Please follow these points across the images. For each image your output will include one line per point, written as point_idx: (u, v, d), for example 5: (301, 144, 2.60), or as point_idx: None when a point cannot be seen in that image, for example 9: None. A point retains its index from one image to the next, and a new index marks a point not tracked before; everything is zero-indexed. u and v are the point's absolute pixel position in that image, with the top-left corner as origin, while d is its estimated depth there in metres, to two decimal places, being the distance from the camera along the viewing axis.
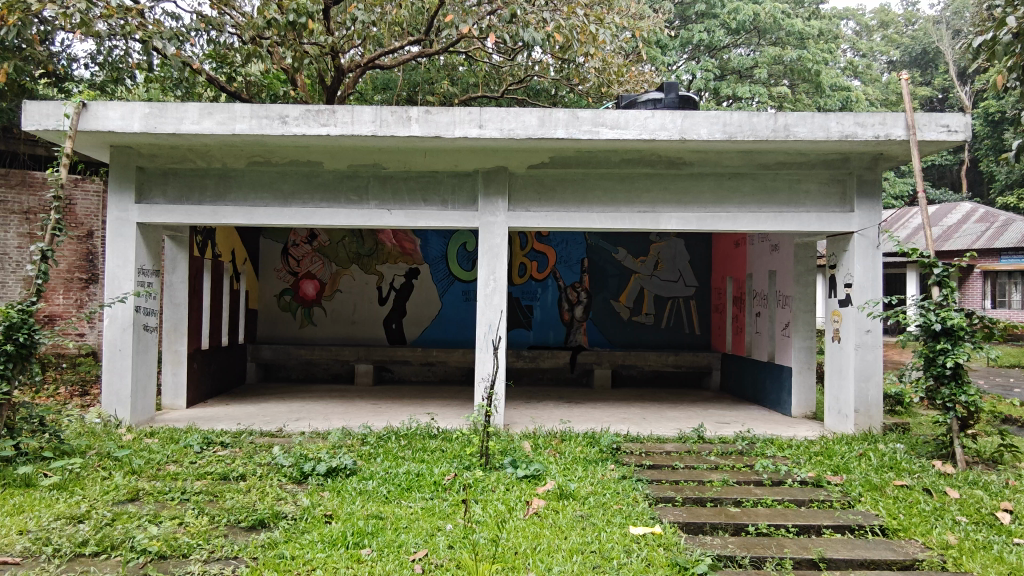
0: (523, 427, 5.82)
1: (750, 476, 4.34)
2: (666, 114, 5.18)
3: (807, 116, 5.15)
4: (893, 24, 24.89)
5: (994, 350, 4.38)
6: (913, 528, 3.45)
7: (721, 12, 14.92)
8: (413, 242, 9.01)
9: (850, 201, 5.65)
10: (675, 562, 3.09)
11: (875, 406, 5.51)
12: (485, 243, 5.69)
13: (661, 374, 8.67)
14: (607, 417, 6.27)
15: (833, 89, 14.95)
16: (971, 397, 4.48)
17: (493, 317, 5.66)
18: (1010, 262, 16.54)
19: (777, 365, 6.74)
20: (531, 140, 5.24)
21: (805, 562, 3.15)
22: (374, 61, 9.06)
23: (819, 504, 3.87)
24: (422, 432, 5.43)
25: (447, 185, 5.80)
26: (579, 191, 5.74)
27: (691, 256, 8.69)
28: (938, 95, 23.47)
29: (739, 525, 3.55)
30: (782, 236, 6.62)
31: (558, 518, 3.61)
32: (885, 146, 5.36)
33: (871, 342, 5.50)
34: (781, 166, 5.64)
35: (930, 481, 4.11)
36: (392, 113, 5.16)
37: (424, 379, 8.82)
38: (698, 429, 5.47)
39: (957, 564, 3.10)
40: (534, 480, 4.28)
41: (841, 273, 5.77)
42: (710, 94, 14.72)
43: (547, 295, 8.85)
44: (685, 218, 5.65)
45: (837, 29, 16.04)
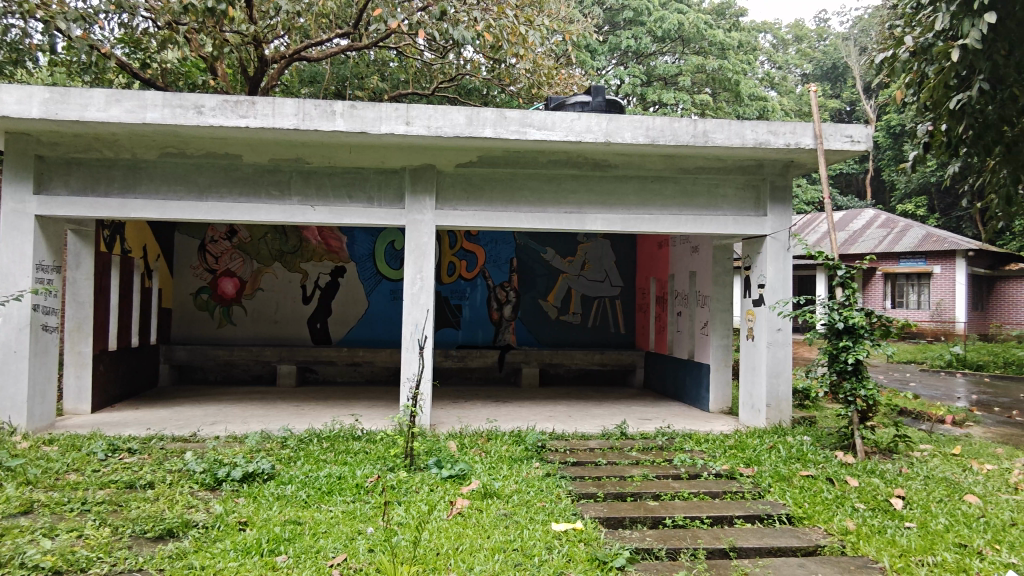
0: (449, 427, 5.78)
1: (668, 471, 4.47)
2: (592, 117, 5.26)
3: (724, 123, 5.36)
4: (806, 39, 26.34)
5: (891, 348, 4.68)
6: (817, 516, 3.64)
7: (648, 20, 15.38)
8: (339, 240, 8.79)
9: (763, 206, 5.93)
10: (595, 558, 3.14)
11: (785, 401, 5.81)
12: (412, 242, 5.61)
13: (586, 373, 8.81)
14: (533, 416, 6.32)
15: (752, 98, 15.62)
16: (870, 390, 4.78)
17: (419, 316, 5.60)
18: (909, 266, 17.80)
19: (696, 363, 6.99)
20: (458, 139, 5.21)
21: (717, 552, 3.26)
22: (300, 53, 8.82)
23: (731, 495, 4.03)
24: (345, 434, 5.33)
25: (373, 182, 5.68)
26: (507, 191, 5.75)
27: (617, 257, 8.89)
28: (846, 107, 25.08)
29: (657, 518, 3.65)
30: (701, 238, 6.86)
31: (481, 517, 3.61)
32: (795, 154, 5.64)
33: (782, 339, 5.79)
34: (701, 170, 5.84)
35: (832, 471, 4.35)
36: (317, 107, 5.02)
37: (350, 380, 8.64)
38: (621, 426, 5.59)
39: (855, 548, 3.27)
40: (459, 480, 4.27)
41: (755, 274, 6.04)
42: (637, 99, 15.25)
43: (475, 295, 8.84)
44: (610, 219, 5.77)
45: (755, 41, 16.79)
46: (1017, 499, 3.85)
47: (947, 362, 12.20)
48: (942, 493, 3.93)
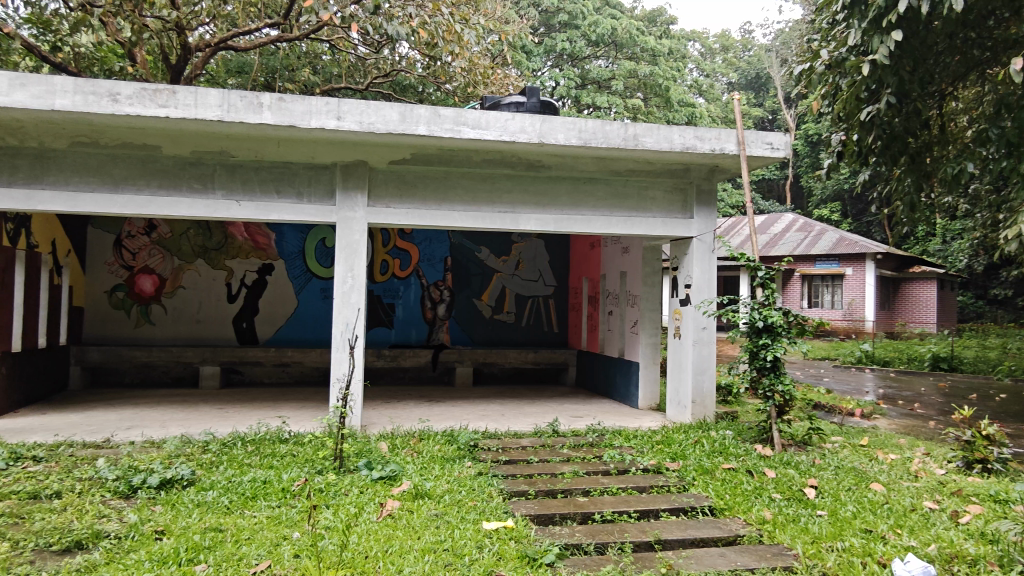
0: (380, 427, 5.71)
1: (598, 467, 4.56)
2: (525, 117, 5.30)
3: (653, 127, 5.51)
4: (732, 49, 27.44)
5: (806, 345, 4.94)
6: (737, 507, 3.80)
7: (582, 23, 15.66)
8: (266, 237, 8.50)
9: (690, 209, 6.14)
10: (525, 555, 3.17)
11: (709, 397, 6.02)
12: (343, 240, 5.49)
13: (520, 372, 8.87)
14: (466, 415, 6.32)
15: (681, 104, 16.13)
16: (786, 386, 5.02)
17: (350, 316, 5.49)
18: (824, 267, 18.80)
19: (626, 361, 7.15)
20: (391, 135, 5.14)
21: (643, 545, 3.34)
22: (226, 42, 8.47)
23: (658, 489, 4.15)
24: (271, 437, 5.16)
25: (303, 178, 5.52)
26: (441, 190, 5.71)
27: (551, 256, 8.99)
28: (768, 116, 26.33)
29: (586, 513, 3.71)
30: (631, 239, 7.04)
31: (412, 518, 3.57)
32: (720, 159, 5.86)
33: (707, 337, 6.00)
34: (631, 173, 5.98)
35: (752, 464, 4.54)
36: (243, 98, 4.84)
37: (278, 381, 8.38)
38: (553, 424, 5.67)
39: (771, 536, 3.42)
40: (390, 481, 4.22)
41: (682, 275, 6.24)
42: (572, 102, 15.53)
43: (409, 294, 8.75)
44: (543, 219, 5.83)
45: (684, 49, 17.32)
46: (916, 485, 4.13)
47: (857, 358, 12.99)
48: (851, 482, 4.17)
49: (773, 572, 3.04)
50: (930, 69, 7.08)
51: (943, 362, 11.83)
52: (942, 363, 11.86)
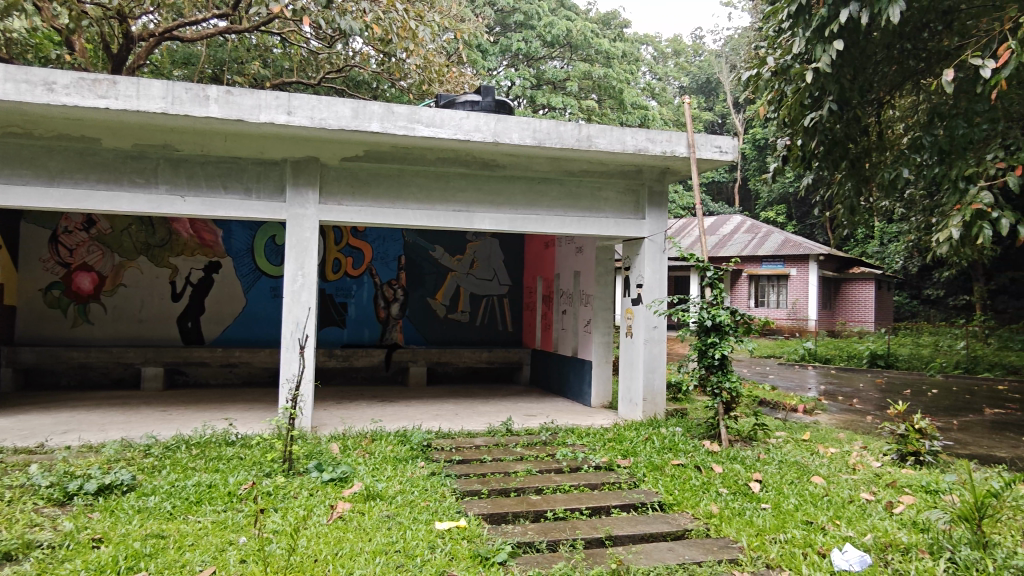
0: (331, 428, 5.61)
1: (551, 464, 4.59)
2: (480, 116, 5.30)
3: (607, 128, 5.58)
4: (684, 54, 28.02)
5: (752, 343, 5.08)
6: (685, 502, 3.88)
7: (538, 24, 15.76)
8: (213, 234, 8.26)
9: (642, 210, 6.25)
10: (477, 554, 3.16)
11: (659, 394, 6.13)
12: (294, 237, 5.37)
13: (474, 371, 8.86)
14: (419, 415, 6.27)
15: (634, 107, 16.36)
16: (734, 383, 5.16)
17: (300, 315, 5.38)
18: (769, 268, 19.38)
19: (580, 359, 7.23)
20: (344, 131, 5.05)
21: (594, 541, 3.38)
22: (171, 32, 8.18)
23: (609, 486, 4.20)
24: (217, 439, 5.02)
25: (251, 173, 5.38)
26: (394, 188, 5.65)
27: (506, 256, 9.02)
28: (718, 120, 27.02)
29: (539, 511, 3.73)
30: (585, 239, 7.12)
31: (363, 520, 3.52)
32: (671, 162, 5.98)
33: (658, 336, 6.12)
34: (585, 173, 6.05)
35: (700, 459, 4.65)
36: (188, 90, 4.69)
37: (224, 382, 8.15)
38: (507, 422, 5.68)
39: (718, 530, 3.51)
40: (340, 482, 4.16)
41: (634, 275, 6.33)
42: (527, 101, 15.60)
43: (362, 293, 8.62)
44: (497, 218, 5.84)
45: (637, 52, 17.56)
46: (854, 478, 4.30)
47: (800, 355, 13.44)
48: (793, 475, 4.32)
49: (719, 565, 3.11)
50: (869, 78, 7.44)
51: (880, 359, 12.35)
52: (879, 360, 12.38)
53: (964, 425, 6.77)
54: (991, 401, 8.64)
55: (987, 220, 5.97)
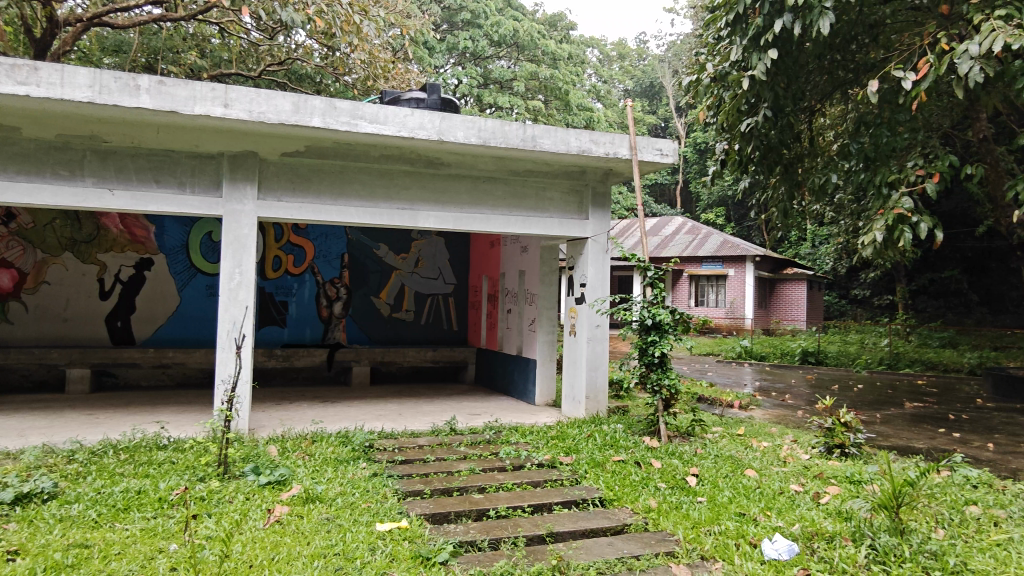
0: (270, 430, 5.47)
1: (494, 463, 4.60)
2: (424, 114, 5.27)
3: (551, 129, 5.63)
4: (628, 57, 28.53)
5: (690, 341, 5.22)
6: (624, 497, 3.96)
7: (485, 23, 15.76)
8: (145, 229, 7.92)
9: (586, 210, 6.33)
10: (418, 554, 3.15)
11: (602, 392, 6.23)
12: (230, 233, 5.20)
13: (418, 370, 8.78)
14: (361, 415, 6.18)
15: (580, 108, 16.52)
16: (672, 380, 5.30)
17: (237, 314, 5.21)
18: (709, 268, 19.93)
19: (524, 358, 7.27)
20: (283, 126, 4.93)
21: (536, 538, 3.41)
22: (100, 18, 7.80)
23: (551, 483, 4.24)
24: (148, 444, 4.82)
25: (186, 167, 5.18)
26: (337, 184, 5.54)
27: (451, 254, 8.99)
28: (661, 123, 27.64)
29: (481, 510, 3.73)
30: (530, 239, 7.16)
31: (301, 523, 3.45)
32: (614, 163, 6.08)
33: (600, 335, 6.21)
34: (530, 173, 6.09)
35: (640, 455, 4.74)
36: (116, 79, 4.48)
37: (157, 383, 7.83)
38: (451, 421, 5.66)
39: (655, 523, 3.60)
40: (278, 486, 4.06)
41: (578, 274, 6.41)
42: (474, 100, 15.59)
43: (303, 291, 8.42)
44: (442, 217, 5.81)
45: (583, 55, 17.77)
46: (784, 470, 4.48)
47: (737, 353, 13.89)
48: (728, 469, 4.46)
49: (657, 557, 3.19)
50: (802, 87, 7.76)
51: (812, 356, 12.91)
52: (810, 357, 12.94)
53: (886, 418, 7.15)
54: (911, 395, 9.15)
55: (908, 224, 6.32)
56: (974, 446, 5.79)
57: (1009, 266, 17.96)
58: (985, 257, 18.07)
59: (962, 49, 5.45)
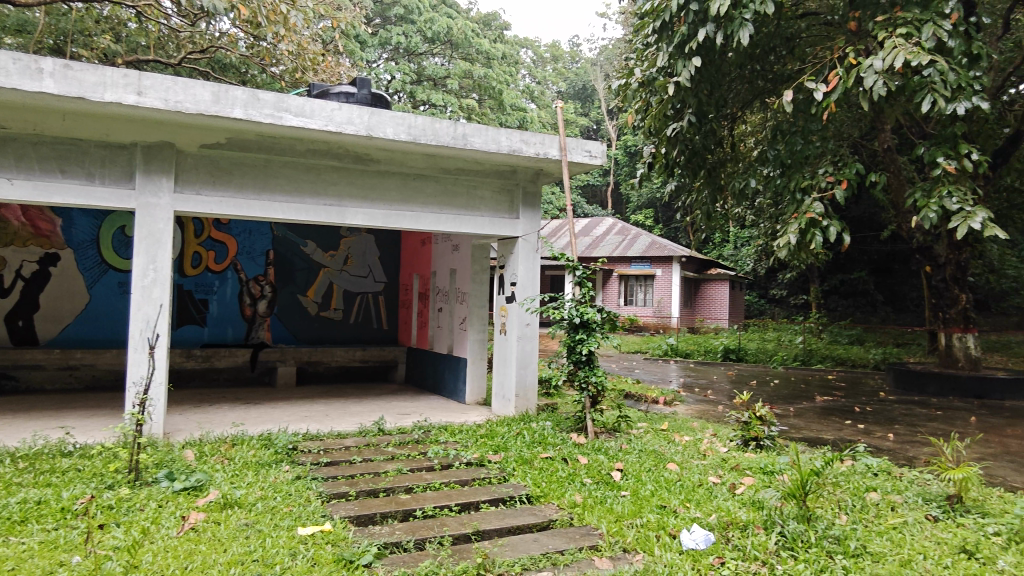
0: (187, 433, 5.23)
1: (422, 463, 4.57)
2: (352, 108, 5.17)
3: (482, 128, 5.63)
4: (562, 59, 28.87)
5: (616, 339, 5.34)
6: (551, 494, 4.00)
7: (418, 19, 15.62)
8: (50, 222, 7.43)
9: (516, 210, 6.38)
10: (341, 558, 3.08)
11: (531, 390, 6.29)
12: (144, 228, 4.93)
13: (347, 371, 8.61)
14: (285, 417, 6.00)
15: (513, 108, 16.54)
16: (599, 377, 5.40)
17: (151, 312, 4.96)
18: (638, 269, 20.46)
19: (455, 357, 7.24)
20: (203, 117, 4.72)
21: (462, 537, 3.41)
22: None
23: (479, 481, 4.25)
24: (49, 451, 4.51)
25: (95, 157, 4.88)
26: (260, 178, 5.36)
27: (381, 252, 8.86)
28: (593, 126, 28.13)
29: (408, 510, 3.69)
30: (461, 237, 7.14)
31: (218, 530, 3.32)
32: (544, 163, 6.15)
33: (530, 333, 6.27)
34: (461, 171, 6.08)
35: (567, 452, 4.81)
36: (16, 62, 4.17)
37: (63, 386, 7.35)
38: (379, 422, 5.57)
39: (580, 518, 3.65)
40: (194, 492, 3.88)
41: (508, 273, 6.43)
42: (407, 96, 15.41)
43: (225, 289, 8.10)
44: (371, 213, 5.70)
45: (517, 55, 17.86)
46: (704, 463, 4.64)
47: (663, 351, 14.31)
48: (651, 463, 4.59)
49: (581, 552, 3.24)
50: (725, 94, 8.06)
51: (732, 352, 13.44)
52: (731, 354, 13.46)
53: (799, 412, 7.53)
54: (822, 389, 9.66)
55: (819, 227, 6.67)
56: (876, 436, 6.18)
57: (910, 268, 19.29)
58: (889, 259, 19.40)
59: (867, 64, 5.82)
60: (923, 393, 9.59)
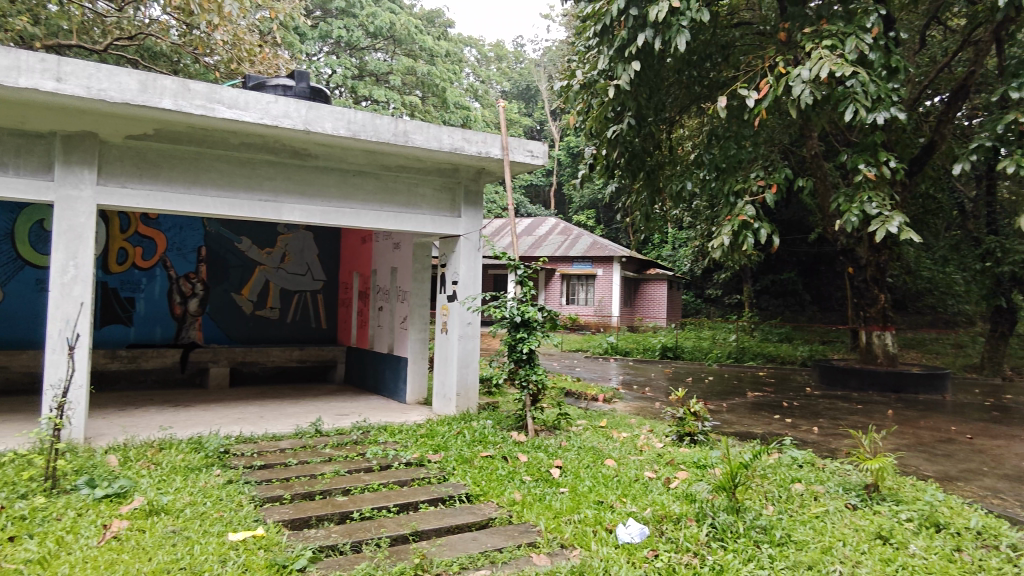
0: (110, 438, 4.99)
1: (360, 464, 4.50)
2: (289, 102, 5.04)
3: (423, 125, 5.58)
4: (506, 59, 28.92)
5: (556, 338, 5.38)
6: (490, 492, 4.01)
7: (359, 13, 15.36)
8: None
9: (458, 208, 6.36)
10: (274, 563, 3.00)
11: (472, 389, 6.28)
12: (64, 222, 4.67)
13: (283, 371, 8.38)
14: (218, 419, 5.80)
15: (457, 107, 16.47)
16: (539, 375, 5.44)
17: (71, 311, 4.70)
18: (580, 268, 20.74)
19: (396, 356, 7.16)
20: (128, 106, 4.50)
21: (399, 538, 3.37)
22: None
23: (418, 481, 4.22)
24: None
25: (9, 146, 4.57)
26: (190, 172, 5.15)
27: (319, 250, 8.68)
28: (536, 126, 28.32)
29: (345, 513, 3.63)
30: (402, 235, 7.06)
31: (142, 539, 3.17)
32: (486, 163, 6.16)
33: (472, 332, 6.26)
34: (401, 169, 6.02)
35: (507, 450, 4.83)
36: None
37: None
38: (316, 423, 5.45)
39: (519, 516, 3.68)
40: (117, 499, 3.70)
41: (449, 272, 6.40)
42: (348, 91, 15.13)
43: (153, 287, 7.76)
44: (308, 210, 5.57)
45: (461, 53, 17.79)
46: (640, 459, 4.75)
47: (604, 349, 14.56)
48: (589, 460, 4.66)
49: (519, 549, 3.26)
50: (663, 98, 8.27)
51: (670, 350, 13.80)
52: (669, 352, 13.80)
53: (731, 407, 7.80)
54: (753, 385, 10.05)
55: (750, 230, 6.92)
56: (802, 430, 6.47)
57: (835, 269, 20.25)
58: (816, 261, 20.34)
59: (796, 73, 6.07)
60: (846, 387, 10.08)
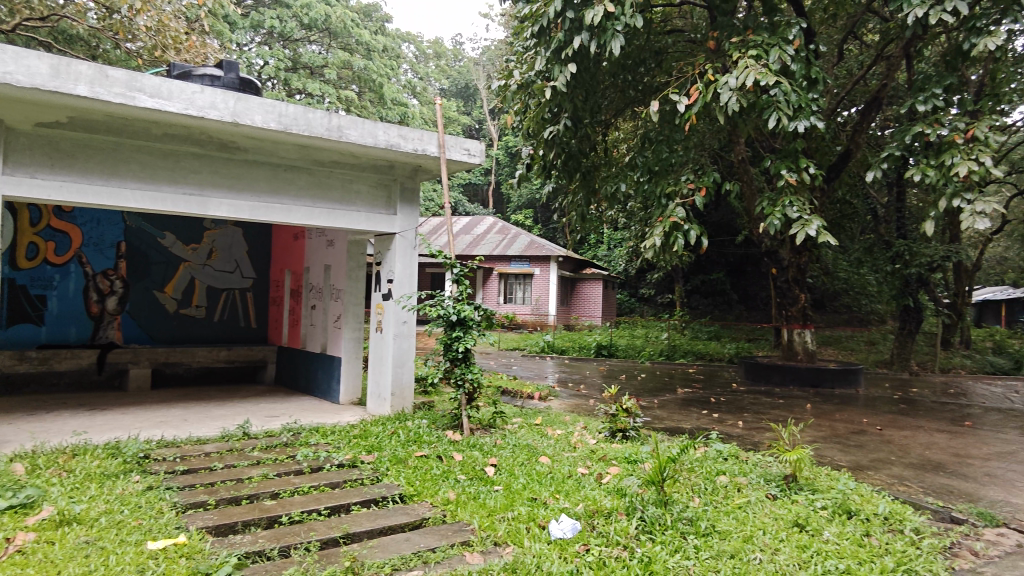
0: (17, 444, 4.68)
1: (290, 466, 4.39)
2: (216, 92, 4.86)
3: (358, 120, 5.49)
4: (445, 56, 28.76)
5: (492, 337, 5.39)
6: (424, 492, 3.99)
7: (293, 3, 14.90)
8: None
9: (394, 206, 6.29)
10: (196, 570, 2.90)
11: (407, 388, 6.22)
12: None
13: (210, 372, 8.08)
14: (138, 423, 5.54)
15: (394, 103, 16.27)
16: (475, 374, 5.44)
17: None
18: (517, 267, 20.86)
19: (329, 356, 7.01)
20: (39, 92, 4.21)
21: (330, 541, 3.30)
22: None
23: (351, 483, 4.14)
24: None
25: None
26: (109, 163, 4.88)
27: (249, 246, 8.40)
28: (475, 125, 28.32)
29: (273, 517, 3.54)
30: (336, 233, 6.92)
31: (51, 551, 2.99)
32: (422, 160, 6.11)
33: (407, 331, 6.20)
34: (335, 164, 5.91)
35: (442, 449, 4.81)
36: None
37: None
38: (243, 425, 5.28)
39: (453, 515, 3.67)
40: (23, 510, 3.47)
41: (385, 271, 6.32)
42: (280, 84, 14.68)
43: (67, 284, 7.30)
44: (236, 205, 5.38)
45: (398, 48, 17.59)
46: (574, 455, 4.83)
47: (540, 347, 14.70)
48: (524, 457, 4.70)
49: (452, 548, 3.26)
50: (599, 100, 8.42)
51: (605, 348, 14.07)
52: (604, 350, 14.07)
53: (662, 403, 8.02)
54: (683, 382, 10.36)
55: (680, 231, 7.14)
56: (728, 424, 6.73)
57: (761, 270, 21.12)
58: (743, 262, 21.16)
59: (723, 81, 6.29)
60: (770, 383, 10.53)
